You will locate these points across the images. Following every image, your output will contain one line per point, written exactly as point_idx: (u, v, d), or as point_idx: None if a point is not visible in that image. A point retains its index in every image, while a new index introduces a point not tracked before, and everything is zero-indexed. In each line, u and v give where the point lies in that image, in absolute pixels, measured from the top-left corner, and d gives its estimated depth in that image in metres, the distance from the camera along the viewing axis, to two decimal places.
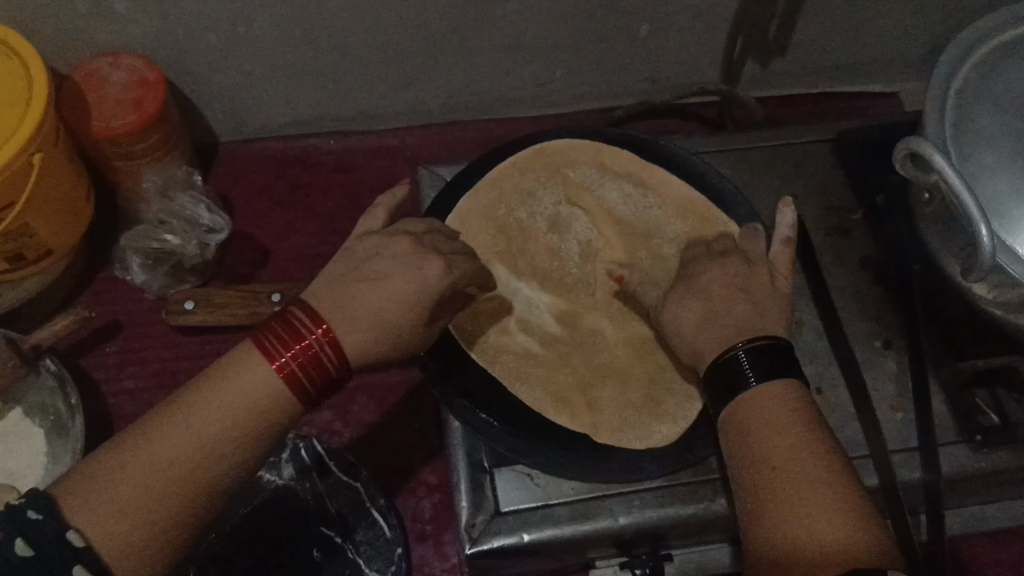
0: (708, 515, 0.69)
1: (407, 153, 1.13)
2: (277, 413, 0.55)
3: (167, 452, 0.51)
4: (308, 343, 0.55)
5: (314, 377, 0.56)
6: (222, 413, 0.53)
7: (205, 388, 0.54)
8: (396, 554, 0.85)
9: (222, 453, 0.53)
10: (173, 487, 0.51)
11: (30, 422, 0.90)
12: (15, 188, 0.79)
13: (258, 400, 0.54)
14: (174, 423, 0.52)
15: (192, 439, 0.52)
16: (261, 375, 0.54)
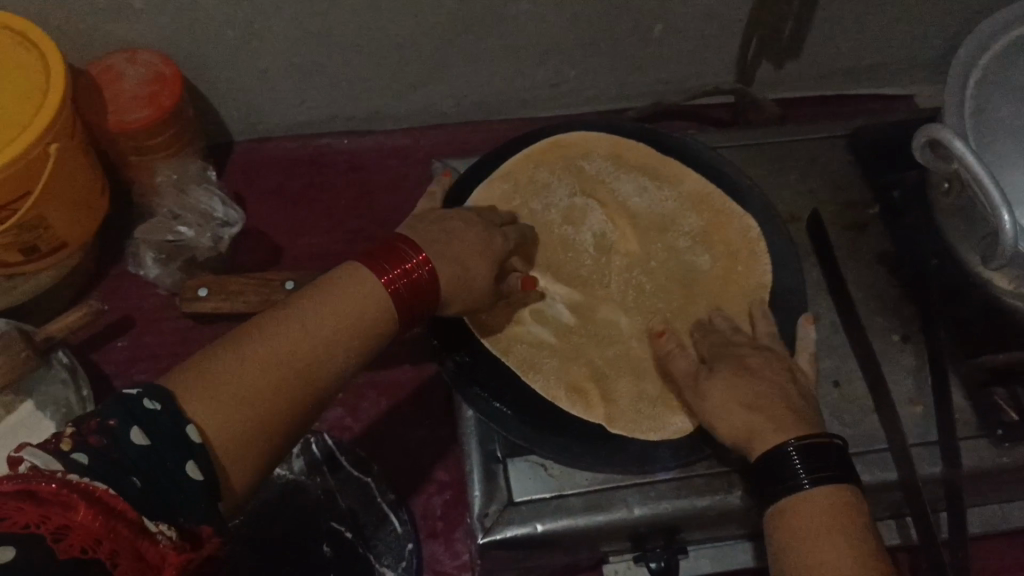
0: (724, 508, 0.68)
1: (421, 153, 1.13)
2: (377, 326, 0.59)
3: (287, 350, 0.53)
4: (413, 270, 0.61)
5: (414, 300, 0.61)
6: (335, 320, 0.56)
7: (315, 298, 0.57)
8: (407, 550, 0.84)
9: (330, 356, 0.55)
10: (291, 379, 0.53)
11: (42, 415, 0.89)
12: (31, 178, 0.80)
13: (365, 314, 0.58)
14: (293, 326, 0.54)
15: (309, 335, 0.55)
16: (371, 289, 0.59)
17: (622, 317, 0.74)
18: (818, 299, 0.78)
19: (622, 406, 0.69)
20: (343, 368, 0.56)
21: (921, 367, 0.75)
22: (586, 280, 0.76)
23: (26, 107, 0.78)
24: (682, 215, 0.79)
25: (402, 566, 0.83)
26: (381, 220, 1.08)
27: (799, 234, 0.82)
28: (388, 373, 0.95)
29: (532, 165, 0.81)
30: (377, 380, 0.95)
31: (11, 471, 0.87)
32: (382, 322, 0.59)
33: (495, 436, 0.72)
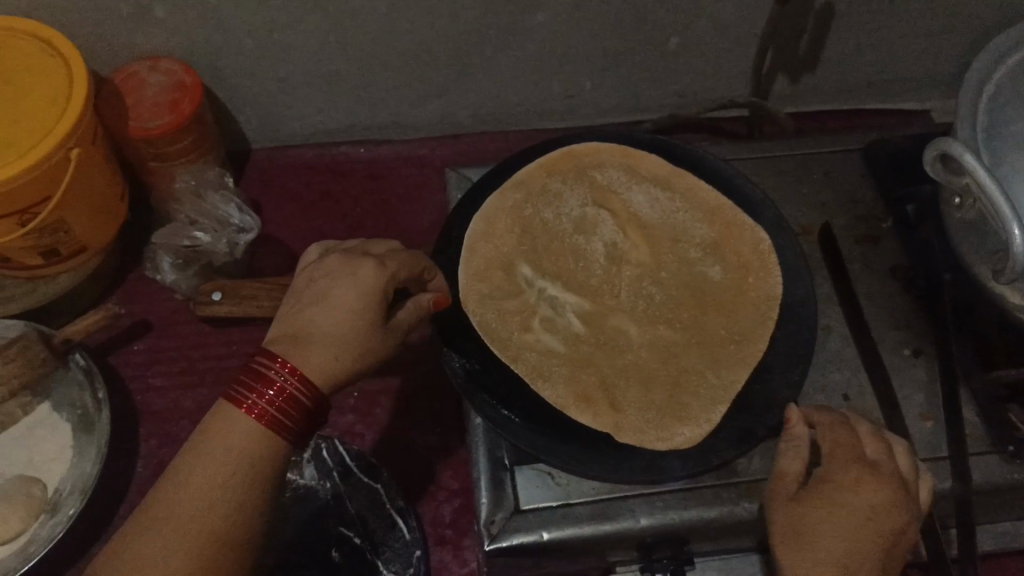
0: (731, 519, 0.68)
1: (436, 162, 1.13)
2: (267, 458, 0.55)
3: (188, 513, 0.52)
4: (278, 385, 0.56)
5: (291, 413, 0.56)
6: (228, 461, 0.54)
7: (192, 455, 0.54)
8: (415, 556, 0.84)
9: (236, 502, 0.54)
10: (198, 540, 0.52)
11: (57, 416, 0.91)
12: (52, 182, 0.81)
13: (250, 450, 0.55)
14: (192, 482, 0.53)
15: (203, 494, 0.53)
16: (241, 425, 0.55)
17: (631, 329, 0.75)
18: (829, 312, 0.78)
19: (630, 416, 0.69)
20: (260, 501, 0.55)
21: (933, 381, 0.74)
22: (600, 290, 0.77)
23: (49, 112, 0.79)
24: (692, 227, 0.80)
25: (410, 573, 0.83)
26: (396, 228, 1.09)
27: (811, 247, 0.82)
28: (400, 381, 0.96)
29: (545, 175, 0.82)
30: (389, 387, 0.96)
31: (26, 470, 0.88)
32: (270, 454, 0.56)
33: (503, 443, 0.72)
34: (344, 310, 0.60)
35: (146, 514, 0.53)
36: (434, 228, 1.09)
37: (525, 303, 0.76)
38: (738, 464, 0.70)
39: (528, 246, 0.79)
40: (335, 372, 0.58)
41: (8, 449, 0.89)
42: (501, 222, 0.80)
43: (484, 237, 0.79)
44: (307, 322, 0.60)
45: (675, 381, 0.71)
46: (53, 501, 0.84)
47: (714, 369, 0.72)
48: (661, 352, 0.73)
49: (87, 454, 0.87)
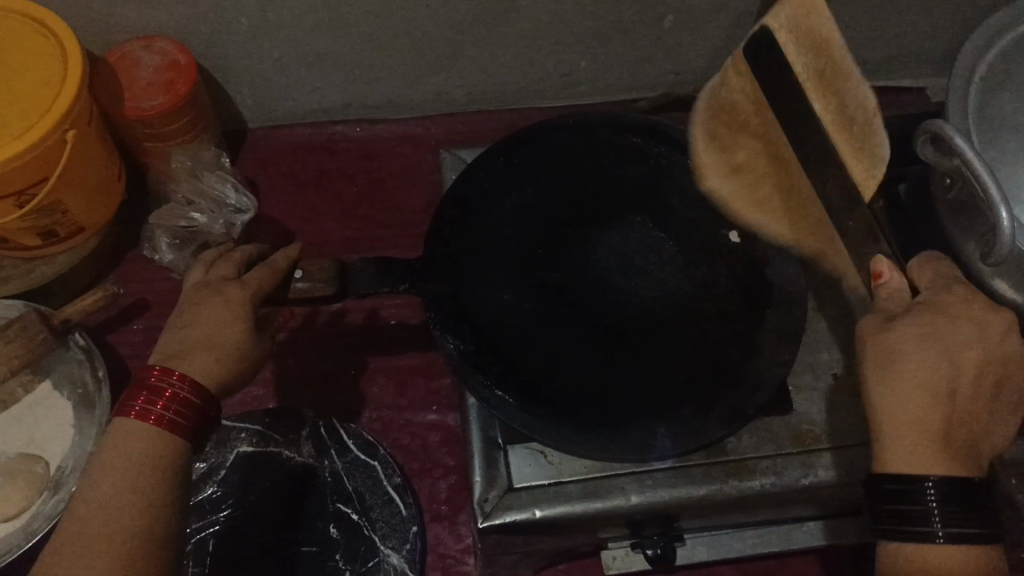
0: (719, 496, 0.69)
1: (432, 142, 1.14)
2: (172, 457, 0.56)
3: (97, 525, 0.51)
4: (169, 391, 0.57)
5: (188, 415, 0.57)
6: (135, 463, 0.54)
7: (94, 474, 0.54)
8: (411, 532, 0.85)
9: (150, 498, 0.53)
10: (122, 541, 0.51)
11: (58, 394, 0.92)
12: (49, 163, 0.81)
13: (155, 452, 0.55)
14: (95, 495, 0.52)
15: (109, 506, 0.52)
16: (138, 435, 0.55)
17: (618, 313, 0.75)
18: (819, 292, 0.78)
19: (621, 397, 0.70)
20: (174, 499, 0.55)
21: None
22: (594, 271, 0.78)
23: (43, 95, 0.79)
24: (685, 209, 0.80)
25: (406, 548, 0.84)
26: (392, 209, 1.09)
27: None
28: (397, 360, 0.97)
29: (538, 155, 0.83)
30: (385, 366, 0.97)
31: (28, 449, 0.89)
32: (173, 454, 0.56)
33: (497, 423, 0.73)
34: (227, 316, 0.63)
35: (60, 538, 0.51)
36: (429, 208, 1.10)
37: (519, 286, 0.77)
38: (726, 443, 0.71)
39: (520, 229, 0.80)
40: (223, 373, 0.61)
41: (9, 427, 0.91)
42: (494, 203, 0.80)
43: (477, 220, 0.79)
44: (187, 337, 0.62)
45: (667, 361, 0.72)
46: (55, 479, 0.86)
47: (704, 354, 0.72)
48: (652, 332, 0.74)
49: (88, 433, 0.88)
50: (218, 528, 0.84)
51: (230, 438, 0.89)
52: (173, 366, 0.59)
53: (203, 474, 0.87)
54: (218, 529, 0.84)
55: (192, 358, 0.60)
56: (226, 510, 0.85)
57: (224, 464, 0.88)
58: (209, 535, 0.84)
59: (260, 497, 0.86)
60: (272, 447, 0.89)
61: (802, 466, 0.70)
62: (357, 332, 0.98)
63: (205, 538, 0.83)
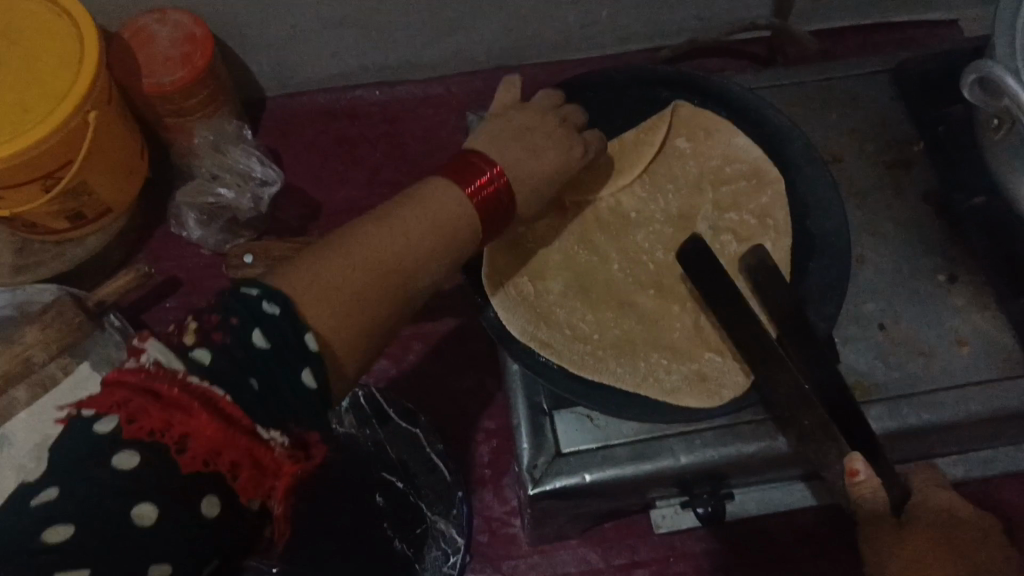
0: (769, 453, 0.68)
1: (454, 101, 1.11)
2: (468, 229, 0.69)
3: (377, 250, 0.64)
4: (491, 182, 0.70)
5: (495, 205, 0.71)
6: (422, 234, 0.66)
7: (413, 205, 0.68)
8: (457, 497, 0.86)
9: (430, 252, 0.67)
10: (394, 273, 0.64)
11: (97, 374, 0.90)
12: (73, 146, 0.80)
13: (449, 219, 0.68)
14: (380, 228, 0.65)
15: (393, 238, 0.65)
16: (452, 200, 0.68)
17: (652, 294, 0.74)
18: (863, 241, 0.76)
19: (661, 371, 0.69)
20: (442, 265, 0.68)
21: (970, 306, 0.73)
22: (633, 243, 0.77)
23: (62, 77, 0.78)
24: (727, 163, 0.78)
25: (453, 514, 0.86)
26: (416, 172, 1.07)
27: (842, 175, 0.80)
28: (432, 327, 0.97)
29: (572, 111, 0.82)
30: (420, 333, 0.97)
31: None
32: (462, 226, 0.68)
33: (541, 388, 0.72)
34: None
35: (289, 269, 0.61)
36: None
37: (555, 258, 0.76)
38: None
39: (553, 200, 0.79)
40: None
41: (48, 410, 0.88)
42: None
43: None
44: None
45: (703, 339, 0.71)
46: None
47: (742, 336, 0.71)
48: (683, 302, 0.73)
49: None
50: None
51: None
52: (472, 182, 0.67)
53: None
54: None
55: None
56: None
57: None
58: None
59: None
60: None
61: None
62: None
63: None
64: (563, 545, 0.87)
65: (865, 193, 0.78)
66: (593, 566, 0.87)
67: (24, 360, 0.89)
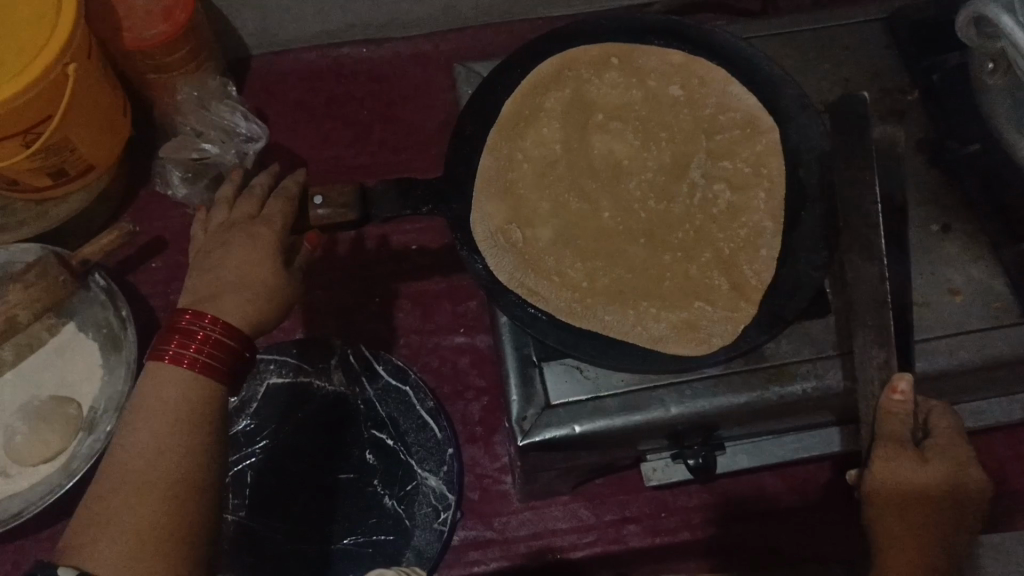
0: (761, 402, 0.67)
1: (442, 58, 1.10)
2: (209, 404, 0.54)
3: (148, 472, 0.50)
4: (200, 334, 0.55)
5: (222, 357, 0.55)
6: (159, 435, 0.51)
7: (132, 419, 0.52)
8: (447, 454, 0.85)
9: (192, 451, 0.52)
10: (175, 489, 0.50)
11: (84, 336, 0.92)
12: (53, 101, 0.79)
13: (187, 399, 0.53)
14: (141, 446, 0.51)
15: (159, 452, 0.51)
16: (175, 378, 0.53)
17: (644, 242, 0.73)
18: None
19: (650, 321, 0.69)
20: (217, 457, 0.53)
21: (964, 255, 0.72)
22: (625, 193, 0.76)
23: (38, 28, 0.76)
24: (720, 112, 0.77)
25: (444, 470, 0.85)
26: (405, 129, 1.06)
27: None
28: (422, 286, 0.96)
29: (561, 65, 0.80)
30: (410, 292, 0.96)
31: (59, 391, 0.90)
32: (209, 397, 0.54)
33: (530, 341, 0.72)
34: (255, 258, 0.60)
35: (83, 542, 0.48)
36: (444, 127, 1.06)
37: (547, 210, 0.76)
38: (765, 348, 0.68)
39: (542, 153, 0.78)
40: (250, 316, 0.58)
41: (39, 370, 0.92)
42: (518, 121, 0.78)
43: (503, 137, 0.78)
44: (213, 279, 0.58)
45: (693, 289, 0.71)
46: (89, 419, 0.87)
47: (735, 281, 0.70)
48: (677, 251, 0.73)
49: (117, 373, 0.88)
50: (254, 461, 0.85)
51: (260, 370, 0.88)
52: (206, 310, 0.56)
53: (236, 406, 0.87)
54: (255, 461, 0.85)
55: (218, 298, 0.57)
56: (262, 441, 0.86)
57: (256, 397, 0.88)
58: (246, 467, 0.85)
59: (298, 426, 0.87)
60: (303, 378, 0.89)
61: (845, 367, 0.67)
62: (379, 261, 0.96)
63: (243, 470, 0.84)
64: (554, 502, 0.87)
65: None
66: (584, 523, 0.86)
67: (9, 320, 0.85)
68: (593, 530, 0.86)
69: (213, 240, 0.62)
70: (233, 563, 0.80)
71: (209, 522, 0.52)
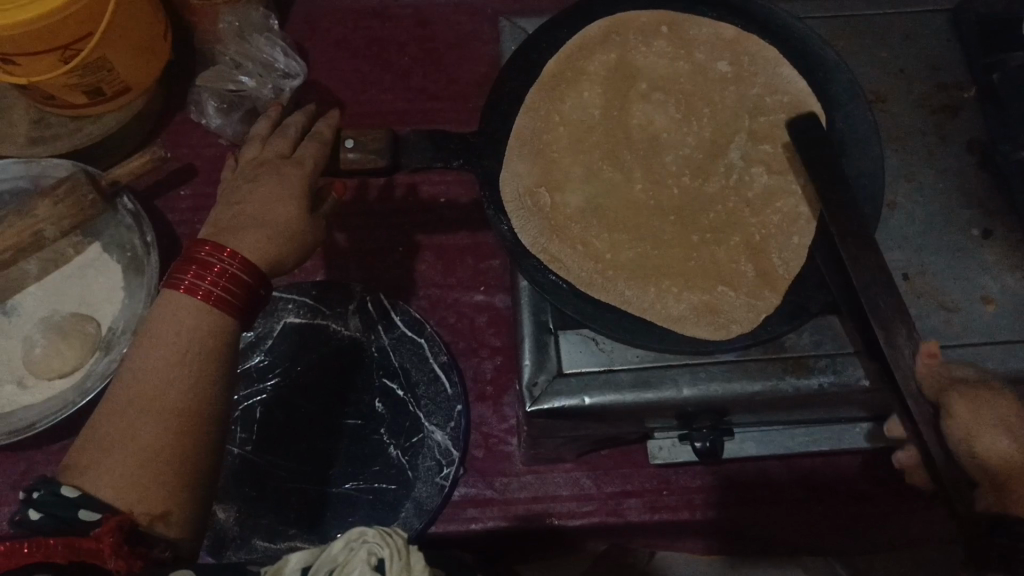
0: (776, 393, 0.66)
1: (488, 9, 1.07)
2: (217, 336, 0.54)
3: (155, 401, 0.50)
4: (218, 267, 0.55)
5: (237, 292, 0.55)
6: (168, 365, 0.51)
7: (144, 345, 0.52)
8: (456, 410, 0.85)
9: (199, 381, 0.52)
10: (180, 419, 0.50)
11: (108, 257, 0.93)
12: (93, 19, 0.78)
13: (203, 331, 0.53)
14: (149, 373, 0.51)
15: (165, 381, 0.51)
16: (188, 309, 0.53)
17: (672, 221, 0.71)
18: (897, 187, 0.73)
19: (671, 300, 0.68)
20: (221, 389, 0.53)
21: (1002, 264, 0.70)
22: (660, 166, 0.74)
23: None
24: (766, 93, 0.75)
25: (450, 426, 0.85)
26: (444, 78, 1.04)
27: (884, 116, 0.76)
28: (447, 239, 0.96)
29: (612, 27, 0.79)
30: (434, 244, 0.95)
31: (80, 309, 0.91)
32: (221, 329, 0.54)
33: (548, 307, 0.71)
34: (280, 198, 0.60)
35: (84, 466, 0.48)
36: (484, 80, 1.04)
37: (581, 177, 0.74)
38: (786, 339, 0.67)
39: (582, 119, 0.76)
40: (271, 251, 0.58)
41: (62, 286, 0.93)
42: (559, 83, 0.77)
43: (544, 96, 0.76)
44: (235, 215, 0.59)
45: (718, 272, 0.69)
46: (107, 339, 0.88)
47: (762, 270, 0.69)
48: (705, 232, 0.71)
49: (138, 297, 0.89)
50: (265, 397, 0.86)
51: (278, 308, 0.89)
52: (224, 244, 0.57)
53: (250, 342, 0.88)
54: (265, 398, 0.86)
55: (240, 236, 0.57)
56: (273, 378, 0.87)
57: (272, 334, 0.88)
58: (256, 403, 0.85)
59: (309, 368, 0.87)
60: (320, 320, 0.89)
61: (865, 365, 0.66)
62: (406, 210, 0.96)
63: (252, 405, 0.85)
64: (557, 468, 0.87)
65: (906, 137, 0.75)
66: (585, 492, 0.86)
67: (36, 235, 0.86)
68: (594, 500, 0.86)
69: (242, 180, 0.62)
70: (234, 493, 0.82)
71: (210, 452, 0.52)
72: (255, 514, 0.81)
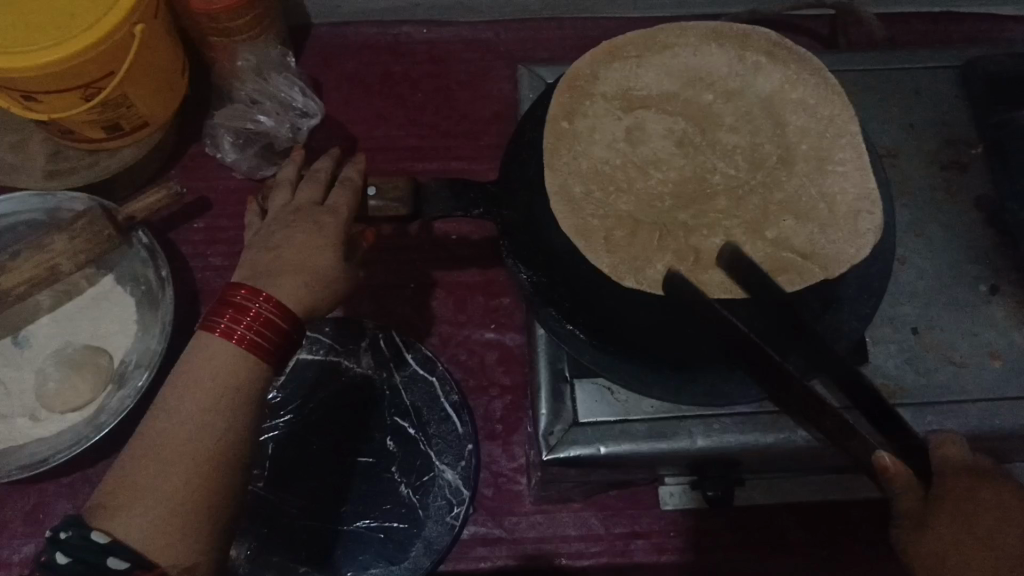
0: (786, 445, 0.67)
1: (501, 48, 1.09)
2: (251, 383, 0.54)
3: (186, 447, 0.51)
4: (254, 311, 0.55)
5: (273, 337, 0.56)
6: (202, 410, 0.52)
7: (178, 387, 0.53)
8: (466, 450, 0.86)
9: (231, 427, 0.53)
10: (209, 465, 0.51)
11: (120, 289, 0.93)
12: (115, 62, 0.79)
13: (240, 378, 0.54)
14: (182, 419, 0.51)
15: (196, 426, 0.51)
16: (224, 354, 0.54)
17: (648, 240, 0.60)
18: (907, 242, 0.74)
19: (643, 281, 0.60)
20: (249, 436, 0.54)
21: (1009, 320, 0.71)
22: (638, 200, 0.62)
23: None
24: None
25: (461, 465, 0.86)
26: (456, 116, 1.05)
27: (894, 171, 0.77)
28: (459, 276, 0.97)
29: (696, 50, 0.68)
30: (446, 281, 0.96)
31: (92, 340, 0.91)
32: (257, 376, 0.55)
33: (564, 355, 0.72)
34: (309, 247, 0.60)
35: (114, 509, 0.49)
36: (496, 119, 1.05)
37: (602, 212, 0.62)
38: (797, 392, 0.69)
39: (627, 142, 0.65)
40: (312, 298, 0.58)
41: (74, 318, 0.93)
42: (625, 93, 0.66)
43: (582, 84, 0.66)
44: (275, 259, 0.59)
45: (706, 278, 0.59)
46: (119, 372, 0.88)
47: None
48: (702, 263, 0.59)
49: (152, 331, 0.89)
50: (278, 433, 0.86)
51: None
52: (263, 287, 0.57)
53: None
54: (277, 434, 0.86)
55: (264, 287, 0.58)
56: (285, 415, 0.87)
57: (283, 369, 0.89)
58: (269, 439, 0.86)
59: (321, 403, 0.88)
60: (333, 357, 0.90)
61: (875, 420, 0.67)
62: (419, 247, 0.97)
63: (265, 441, 0.86)
64: (564, 508, 0.88)
65: (916, 193, 0.76)
66: (592, 532, 0.87)
67: (51, 269, 0.86)
68: (601, 541, 0.87)
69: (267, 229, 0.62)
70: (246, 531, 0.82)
71: (236, 495, 0.53)
72: (266, 551, 0.81)
